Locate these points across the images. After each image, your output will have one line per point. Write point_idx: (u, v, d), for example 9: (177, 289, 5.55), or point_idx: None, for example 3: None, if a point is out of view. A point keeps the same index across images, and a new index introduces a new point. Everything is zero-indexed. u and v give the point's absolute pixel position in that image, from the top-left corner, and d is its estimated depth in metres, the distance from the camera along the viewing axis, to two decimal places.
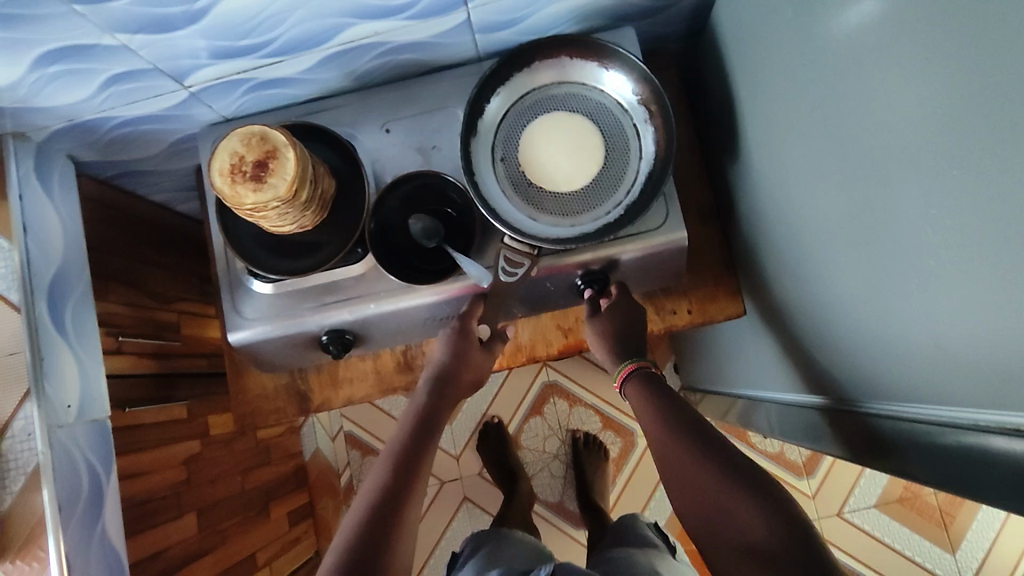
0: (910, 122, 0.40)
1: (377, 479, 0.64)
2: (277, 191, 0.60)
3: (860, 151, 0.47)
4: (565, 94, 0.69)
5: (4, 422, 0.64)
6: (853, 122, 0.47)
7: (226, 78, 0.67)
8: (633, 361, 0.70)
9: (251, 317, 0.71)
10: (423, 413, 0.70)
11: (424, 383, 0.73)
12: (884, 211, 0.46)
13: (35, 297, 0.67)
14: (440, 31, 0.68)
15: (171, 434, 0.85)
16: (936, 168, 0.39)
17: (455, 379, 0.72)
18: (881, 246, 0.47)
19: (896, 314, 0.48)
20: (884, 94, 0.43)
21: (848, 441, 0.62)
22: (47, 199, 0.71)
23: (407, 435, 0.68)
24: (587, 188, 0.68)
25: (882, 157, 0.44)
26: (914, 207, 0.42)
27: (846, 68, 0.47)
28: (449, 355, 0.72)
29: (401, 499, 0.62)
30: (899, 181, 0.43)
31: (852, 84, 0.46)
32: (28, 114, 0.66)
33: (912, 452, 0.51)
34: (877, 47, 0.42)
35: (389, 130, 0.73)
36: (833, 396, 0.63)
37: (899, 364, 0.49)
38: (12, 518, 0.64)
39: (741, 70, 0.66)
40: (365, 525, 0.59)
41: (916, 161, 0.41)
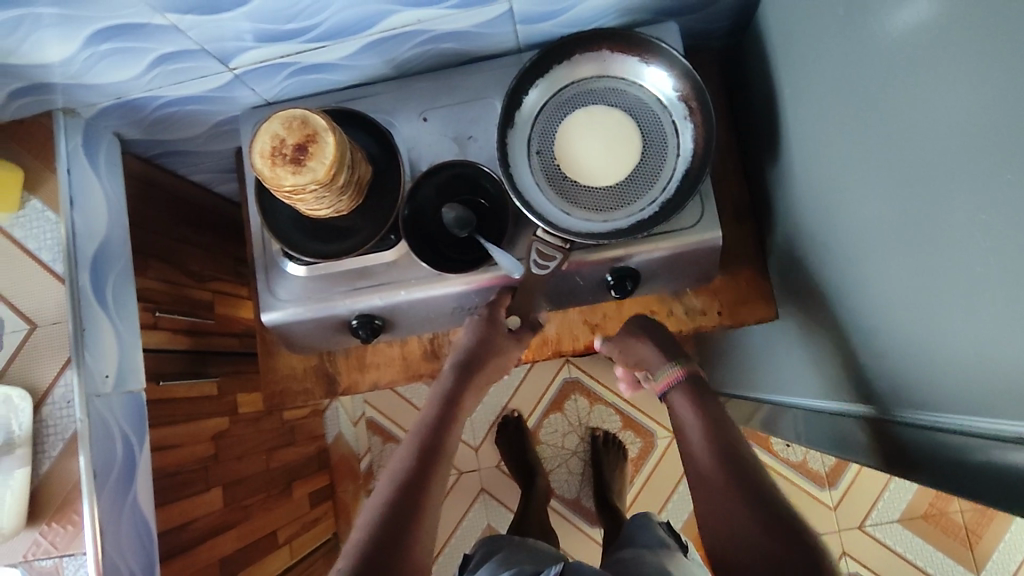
0: (958, 124, 0.39)
1: (401, 464, 0.64)
2: (316, 175, 0.62)
3: (906, 153, 0.46)
4: (604, 88, 0.69)
5: (46, 390, 0.67)
6: (899, 125, 0.46)
7: (269, 61, 0.68)
8: (681, 366, 0.69)
9: (284, 298, 0.73)
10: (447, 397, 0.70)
11: (449, 367, 0.73)
12: (928, 215, 0.45)
13: (78, 268, 0.69)
14: (481, 21, 0.68)
15: (200, 410, 0.87)
16: (981, 171, 0.38)
17: (480, 364, 0.72)
18: (925, 252, 0.46)
19: (936, 321, 0.47)
20: (932, 95, 0.41)
21: (877, 451, 0.60)
22: (93, 173, 0.73)
23: (430, 419, 0.68)
24: (623, 184, 0.67)
25: (928, 158, 0.43)
26: (957, 212, 0.41)
27: (893, 68, 0.46)
28: (476, 341, 0.71)
29: (425, 480, 0.62)
30: (944, 185, 0.42)
31: (899, 85, 0.45)
32: (79, 90, 0.68)
33: (950, 462, 0.49)
34: (928, 48, 0.41)
35: (426, 119, 0.74)
36: (864, 405, 0.62)
37: (936, 375, 0.48)
38: (49, 482, 0.66)
39: (785, 69, 0.65)
40: (391, 505, 0.60)
41: (963, 162, 0.39)
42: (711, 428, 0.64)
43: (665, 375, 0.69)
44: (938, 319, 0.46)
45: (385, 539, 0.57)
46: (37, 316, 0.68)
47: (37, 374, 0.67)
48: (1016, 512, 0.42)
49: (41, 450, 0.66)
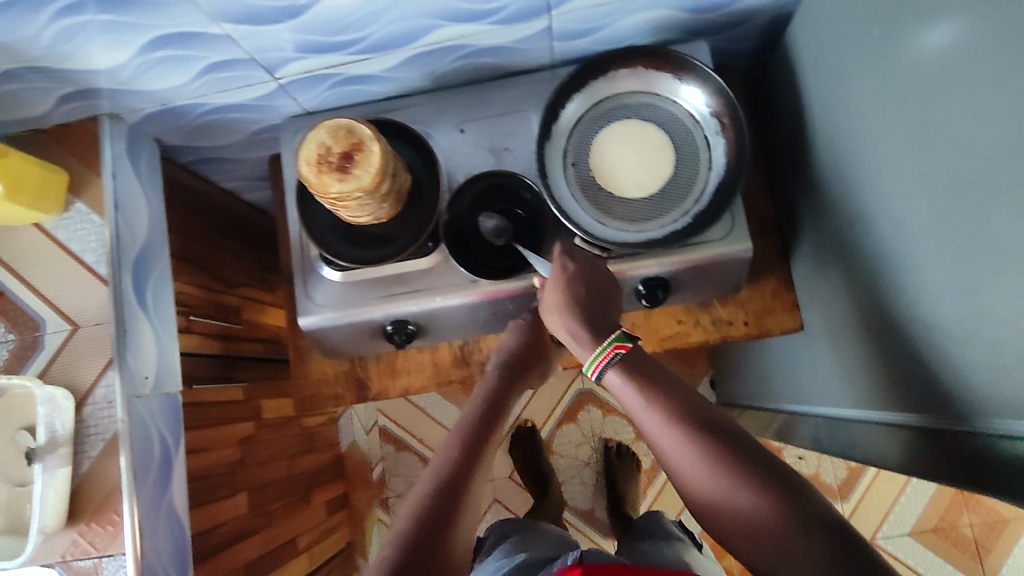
0: (1003, 141, 0.41)
1: (447, 449, 0.65)
2: (361, 182, 0.64)
3: (948, 168, 0.48)
4: (638, 103, 0.71)
5: (87, 390, 0.67)
6: (940, 140, 0.48)
7: (313, 72, 0.70)
8: (611, 345, 0.58)
9: (321, 302, 0.74)
10: (491, 394, 0.71)
11: (493, 367, 0.74)
12: (970, 226, 0.46)
13: (120, 271, 0.70)
14: (521, 37, 0.70)
15: (228, 414, 0.88)
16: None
17: (524, 365, 0.74)
18: (967, 263, 0.48)
19: (976, 330, 0.48)
20: (977, 113, 0.43)
21: (916, 457, 0.59)
22: (135, 178, 0.74)
23: (475, 409, 0.69)
24: (656, 197, 0.69)
25: (972, 173, 0.45)
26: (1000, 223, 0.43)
27: (935, 86, 0.48)
28: (522, 344, 0.75)
29: (472, 468, 0.63)
30: (986, 197, 0.44)
31: (941, 103, 0.47)
32: (127, 97, 0.69)
33: (993, 468, 0.49)
34: (973, 68, 0.43)
35: (463, 130, 0.76)
36: (892, 411, 0.63)
37: (972, 383, 0.50)
38: (88, 482, 0.66)
39: (816, 87, 0.67)
40: (441, 489, 0.60)
41: (1006, 175, 0.41)
42: (690, 422, 0.52)
43: (597, 357, 0.58)
44: (977, 326, 0.48)
45: (437, 522, 0.57)
46: (79, 317, 0.69)
47: (78, 376, 0.68)
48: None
49: (81, 450, 0.66)
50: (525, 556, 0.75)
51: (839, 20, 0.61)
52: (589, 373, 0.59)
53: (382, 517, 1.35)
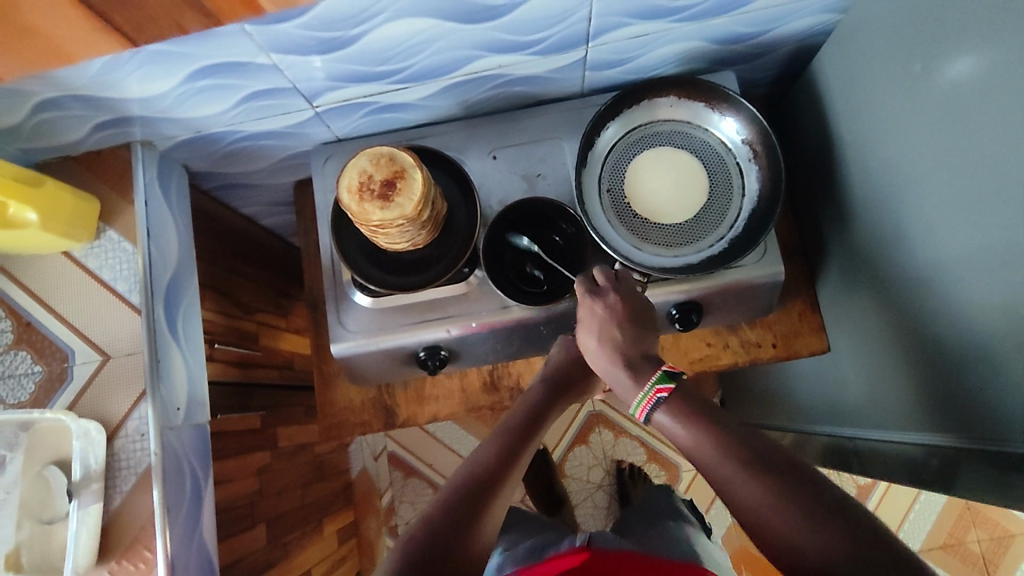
0: None
1: (480, 450, 0.63)
2: (404, 211, 0.64)
3: (995, 198, 0.50)
4: (670, 130, 0.72)
5: (119, 422, 0.66)
6: (987, 171, 0.50)
7: (351, 100, 0.70)
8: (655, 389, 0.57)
9: (354, 329, 0.74)
10: (534, 406, 0.69)
11: (538, 380, 0.72)
12: (1021, 253, 0.48)
13: (153, 299, 0.68)
14: (557, 66, 0.71)
15: (246, 443, 0.86)
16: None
17: (570, 383, 0.72)
18: (1016, 289, 0.49)
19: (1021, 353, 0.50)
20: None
21: (965, 480, 0.59)
22: (165, 205, 0.73)
23: (515, 419, 0.67)
24: (691, 221, 0.70)
25: (1022, 203, 0.47)
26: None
27: (982, 119, 0.50)
28: (570, 361, 0.72)
29: (504, 471, 0.61)
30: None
31: (989, 135, 0.49)
32: (162, 124, 0.68)
33: None
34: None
35: (496, 157, 0.76)
36: (933, 434, 0.64)
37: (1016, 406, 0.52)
38: (119, 518, 0.64)
39: (845, 116, 0.70)
40: (470, 485, 0.59)
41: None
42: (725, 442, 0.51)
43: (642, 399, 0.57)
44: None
45: (463, 516, 0.56)
46: (111, 347, 0.67)
47: (110, 408, 0.66)
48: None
49: (113, 484, 0.65)
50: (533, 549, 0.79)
51: (873, 53, 0.63)
52: (638, 415, 0.58)
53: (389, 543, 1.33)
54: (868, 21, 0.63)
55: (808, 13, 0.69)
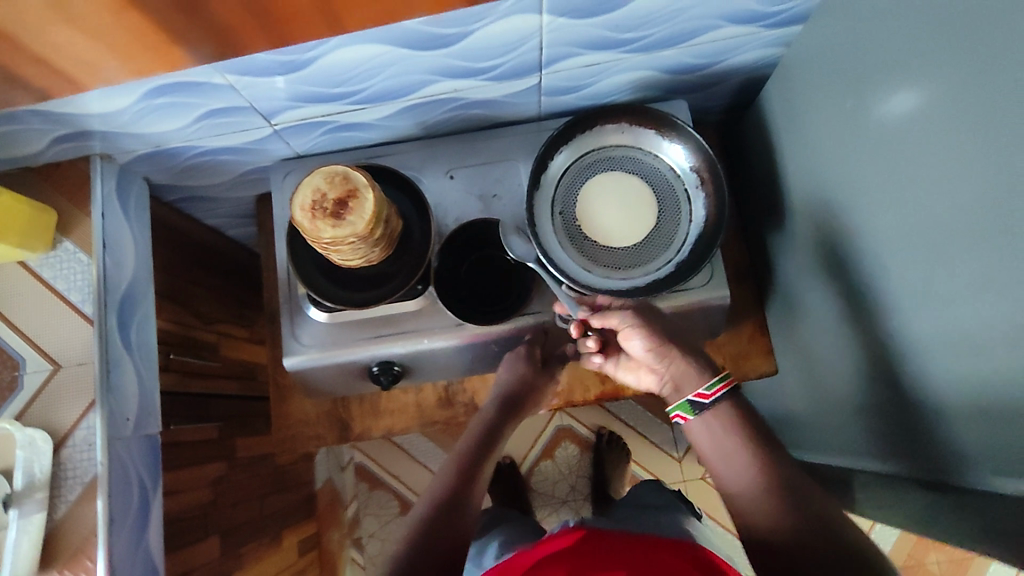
0: (972, 210, 0.45)
1: (443, 475, 0.67)
2: (355, 229, 0.65)
3: (920, 231, 0.52)
4: (622, 156, 0.74)
5: (67, 432, 0.66)
6: (912, 205, 0.52)
7: (310, 119, 0.72)
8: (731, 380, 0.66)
9: (307, 343, 0.75)
10: (488, 426, 0.73)
11: (490, 401, 0.76)
12: (942, 284, 0.50)
13: (106, 311, 0.69)
14: (512, 92, 0.73)
15: (202, 453, 0.87)
16: (1000, 252, 0.43)
17: (521, 401, 0.76)
18: (938, 317, 0.52)
19: (946, 379, 0.52)
20: (947, 183, 0.48)
21: (910, 507, 0.62)
22: (123, 217, 0.74)
23: (474, 441, 0.72)
24: (639, 245, 0.72)
25: (942, 237, 0.49)
26: (975, 291, 0.47)
27: (908, 154, 0.52)
28: (517, 379, 0.75)
29: (465, 494, 0.65)
30: (961, 260, 0.48)
31: (914, 171, 0.52)
32: (121, 138, 0.69)
33: (970, 505, 0.52)
34: (941, 140, 0.48)
35: (453, 176, 0.78)
36: (881, 461, 0.64)
37: (943, 430, 0.54)
38: (63, 528, 0.64)
39: (790, 147, 0.72)
40: (435, 511, 0.62)
41: (982, 244, 0.45)
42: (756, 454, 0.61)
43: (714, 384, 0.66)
44: (948, 379, 0.52)
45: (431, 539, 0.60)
46: (62, 357, 0.67)
47: (58, 417, 0.66)
48: (1018, 543, 0.46)
49: (57, 494, 0.65)
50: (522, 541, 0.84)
51: (813, 88, 0.66)
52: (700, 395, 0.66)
53: (354, 556, 1.35)
54: (807, 57, 0.66)
55: (756, 47, 0.71)
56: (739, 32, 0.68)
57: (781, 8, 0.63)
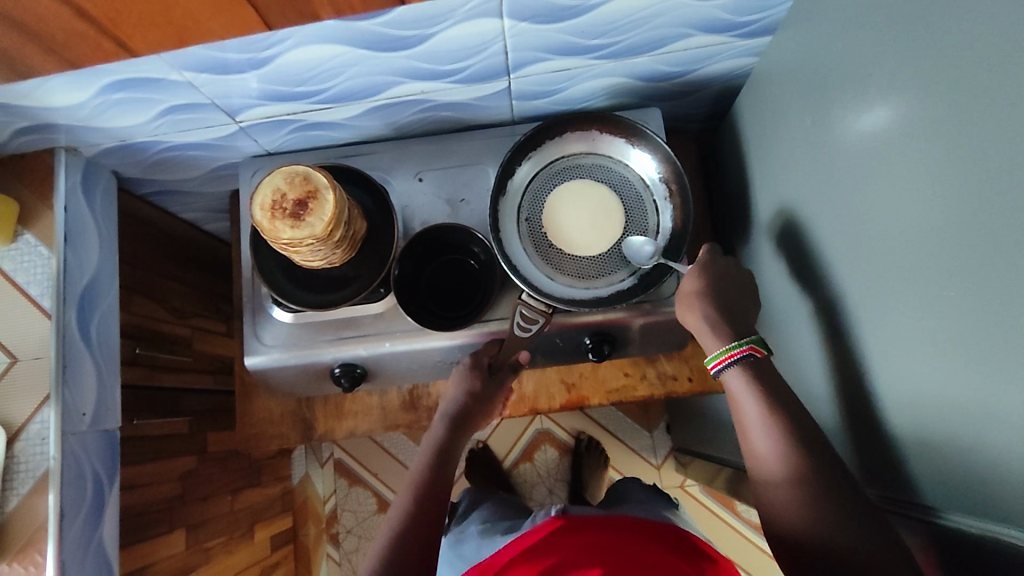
0: (929, 234, 0.44)
1: (401, 504, 0.66)
2: (313, 231, 0.64)
3: (880, 252, 0.50)
4: (592, 164, 0.73)
5: (22, 425, 0.66)
6: (874, 224, 0.51)
7: (275, 117, 0.71)
8: (750, 346, 0.61)
9: (269, 343, 0.74)
10: (439, 447, 0.72)
11: (439, 419, 0.74)
12: (898, 307, 0.49)
13: (66, 305, 0.69)
14: (482, 95, 0.72)
15: (171, 447, 0.87)
16: (953, 278, 0.42)
17: (471, 416, 0.74)
18: (895, 341, 0.50)
19: (903, 405, 0.51)
20: (907, 204, 0.46)
21: None
22: (87, 210, 0.74)
23: (426, 470, 0.69)
24: (605, 255, 0.71)
25: (901, 259, 0.48)
26: (927, 316, 0.46)
27: (872, 173, 0.51)
28: (466, 395, 0.72)
29: (427, 523, 0.64)
30: (916, 284, 0.46)
31: (877, 191, 0.50)
32: (85, 132, 0.69)
33: (924, 535, 0.50)
34: (902, 161, 0.46)
35: (422, 178, 0.77)
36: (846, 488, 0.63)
37: (900, 456, 0.52)
38: (13, 521, 0.64)
39: (763, 159, 0.71)
40: (399, 542, 0.62)
41: (938, 269, 0.44)
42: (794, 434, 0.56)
43: (728, 350, 0.61)
44: (903, 402, 0.51)
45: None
46: (21, 350, 0.68)
47: (13, 410, 0.66)
48: None
49: (9, 487, 0.65)
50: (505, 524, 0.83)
51: (784, 99, 0.64)
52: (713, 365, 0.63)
53: (330, 552, 1.34)
54: (780, 68, 0.64)
55: (730, 56, 0.70)
56: (710, 40, 0.67)
57: (751, 18, 0.63)
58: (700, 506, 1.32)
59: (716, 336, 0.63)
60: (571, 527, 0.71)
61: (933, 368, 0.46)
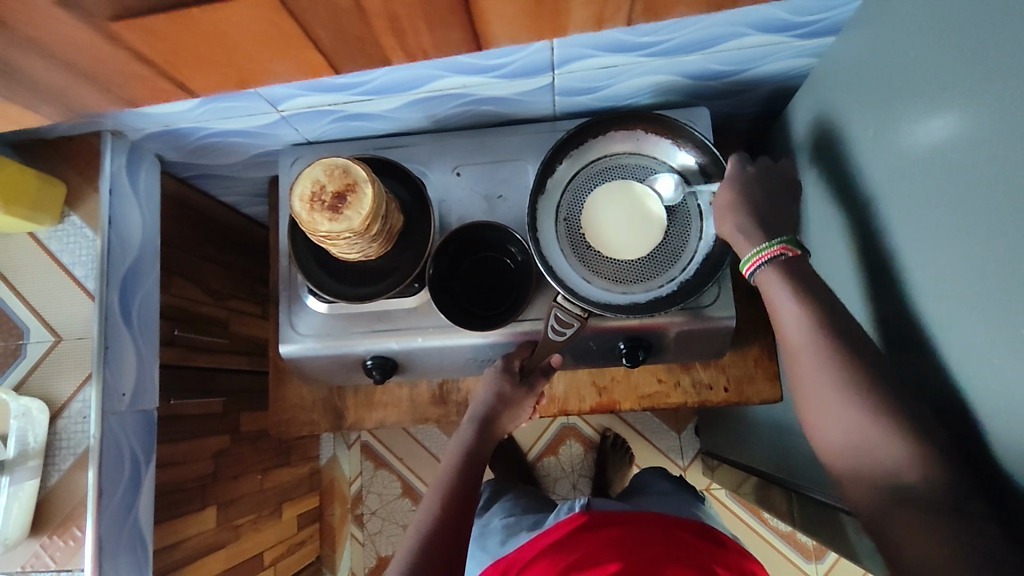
0: (995, 262, 0.41)
1: (429, 504, 0.65)
2: (352, 225, 0.63)
3: (937, 275, 0.48)
4: (635, 165, 0.72)
5: (64, 403, 0.68)
6: (933, 244, 0.48)
7: (316, 108, 0.71)
8: (780, 246, 0.56)
9: (304, 332, 0.75)
10: (467, 450, 0.70)
11: (468, 420, 0.73)
12: (953, 333, 0.47)
13: (109, 286, 0.71)
14: (524, 90, 0.71)
15: (205, 427, 0.89)
16: (1018, 313, 0.40)
17: (501, 420, 0.72)
18: (948, 371, 0.48)
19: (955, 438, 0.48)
20: (971, 229, 0.43)
21: None
22: (130, 194, 0.75)
23: (454, 474, 0.68)
24: (644, 260, 0.69)
25: (960, 283, 0.45)
26: (986, 347, 0.43)
27: (931, 190, 0.48)
28: (495, 398, 0.71)
29: (456, 526, 0.63)
30: (974, 312, 0.44)
31: (936, 210, 0.47)
32: (131, 117, 0.69)
33: None
34: (967, 181, 0.44)
35: (460, 173, 0.76)
36: None
37: None
38: (55, 495, 0.67)
39: (816, 165, 0.68)
40: (428, 543, 0.61)
41: (1005, 301, 0.41)
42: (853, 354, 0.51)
43: (756, 253, 0.57)
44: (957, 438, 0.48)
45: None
46: (64, 330, 0.70)
47: (57, 388, 0.68)
48: None
49: (52, 462, 0.67)
50: (530, 519, 0.82)
51: (844, 105, 0.61)
52: (746, 269, 0.59)
53: (354, 532, 1.36)
54: (840, 72, 0.61)
55: (787, 56, 0.67)
56: (767, 40, 0.64)
57: (813, 17, 0.60)
58: (726, 510, 1.31)
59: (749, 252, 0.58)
60: (597, 527, 0.70)
61: (989, 405, 0.44)
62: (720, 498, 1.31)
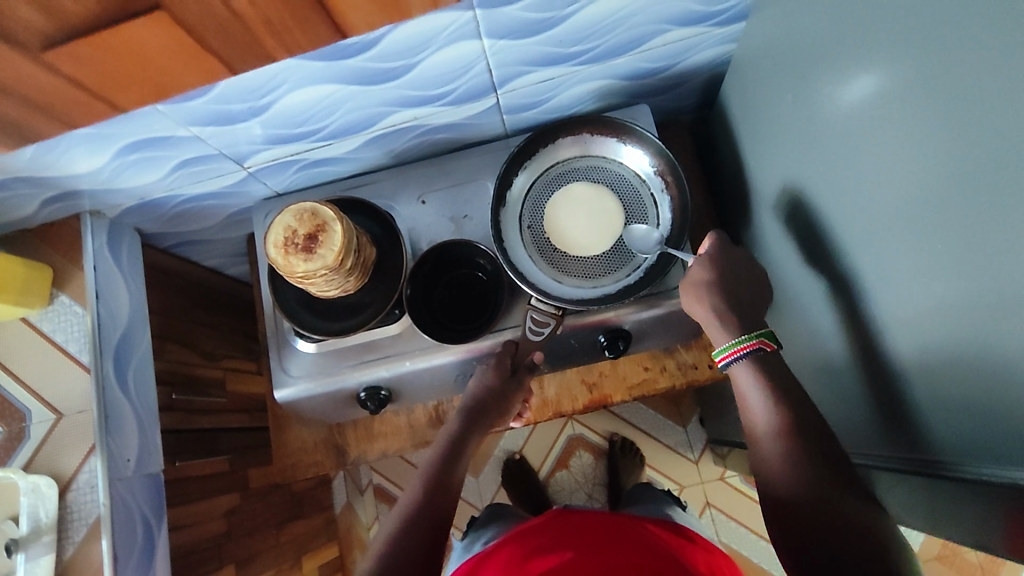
0: (919, 189, 0.45)
1: (412, 490, 0.68)
2: (325, 262, 0.66)
3: (873, 214, 0.51)
4: (587, 166, 0.75)
5: (71, 476, 0.70)
6: (865, 185, 0.52)
7: (281, 159, 0.74)
8: (761, 340, 0.60)
9: (296, 374, 0.77)
10: (454, 440, 0.73)
11: (457, 412, 0.75)
12: (893, 263, 0.50)
13: (103, 358, 0.73)
14: (473, 113, 0.75)
15: (213, 487, 0.89)
16: (942, 231, 0.43)
17: (489, 411, 0.74)
18: (896, 300, 0.51)
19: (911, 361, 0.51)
20: (895, 164, 0.47)
21: (893, 501, 0.60)
22: (116, 268, 0.78)
23: (437, 461, 0.71)
24: (609, 252, 0.73)
25: (892, 215, 0.49)
26: (925, 271, 0.46)
27: (858, 138, 0.52)
28: (484, 390, 0.73)
29: (437, 509, 0.66)
30: (909, 238, 0.47)
31: (863, 153, 0.51)
32: (106, 195, 0.73)
33: (940, 494, 0.50)
34: (882, 121, 0.48)
35: (425, 201, 0.80)
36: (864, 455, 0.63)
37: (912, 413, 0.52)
38: (73, 568, 0.68)
39: (755, 139, 0.72)
40: (407, 527, 0.64)
41: (936, 227, 0.44)
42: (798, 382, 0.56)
43: (734, 345, 0.61)
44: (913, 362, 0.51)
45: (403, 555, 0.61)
46: (63, 407, 0.72)
47: (63, 463, 0.70)
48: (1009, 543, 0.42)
49: (65, 536, 0.68)
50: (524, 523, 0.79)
51: (767, 81, 0.66)
52: (720, 358, 0.62)
53: None
54: (758, 51, 0.66)
55: (710, 45, 0.72)
56: (686, 34, 0.68)
57: (722, 6, 0.65)
58: (740, 496, 1.31)
59: (723, 328, 0.62)
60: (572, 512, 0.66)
61: (934, 322, 0.46)
62: (732, 485, 1.32)
